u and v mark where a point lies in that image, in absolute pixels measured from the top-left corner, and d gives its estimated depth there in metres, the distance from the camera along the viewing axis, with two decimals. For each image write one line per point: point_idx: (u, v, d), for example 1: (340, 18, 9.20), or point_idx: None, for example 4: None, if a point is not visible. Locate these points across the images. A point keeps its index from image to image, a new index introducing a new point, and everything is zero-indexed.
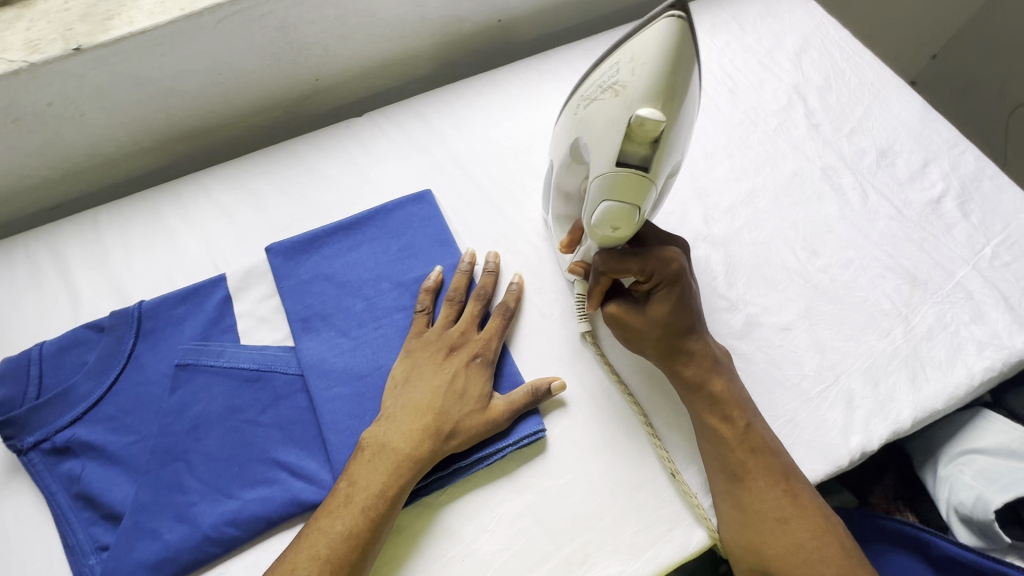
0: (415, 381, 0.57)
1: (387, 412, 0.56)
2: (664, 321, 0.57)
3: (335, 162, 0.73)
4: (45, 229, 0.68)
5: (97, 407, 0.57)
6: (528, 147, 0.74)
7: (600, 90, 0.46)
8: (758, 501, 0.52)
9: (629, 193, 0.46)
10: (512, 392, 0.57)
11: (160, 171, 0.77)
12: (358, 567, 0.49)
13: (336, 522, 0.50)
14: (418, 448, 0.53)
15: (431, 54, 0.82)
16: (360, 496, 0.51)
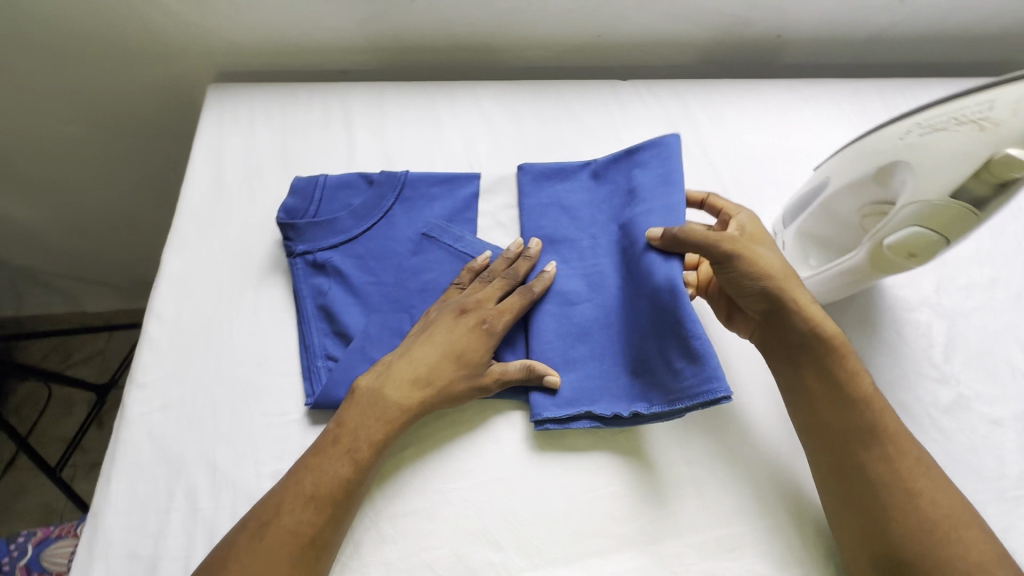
0: (433, 324, 0.59)
1: (418, 346, 0.58)
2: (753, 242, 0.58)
3: (593, 113, 0.78)
4: (341, 87, 0.78)
5: (352, 243, 0.66)
6: (776, 160, 0.75)
7: (950, 120, 0.47)
8: (885, 467, 0.52)
9: (949, 223, 0.47)
10: (511, 366, 0.59)
11: (435, 71, 0.84)
12: (338, 514, 0.51)
13: (331, 467, 0.52)
14: (454, 385, 0.57)
15: (703, 48, 0.85)
16: (392, 407, 0.55)
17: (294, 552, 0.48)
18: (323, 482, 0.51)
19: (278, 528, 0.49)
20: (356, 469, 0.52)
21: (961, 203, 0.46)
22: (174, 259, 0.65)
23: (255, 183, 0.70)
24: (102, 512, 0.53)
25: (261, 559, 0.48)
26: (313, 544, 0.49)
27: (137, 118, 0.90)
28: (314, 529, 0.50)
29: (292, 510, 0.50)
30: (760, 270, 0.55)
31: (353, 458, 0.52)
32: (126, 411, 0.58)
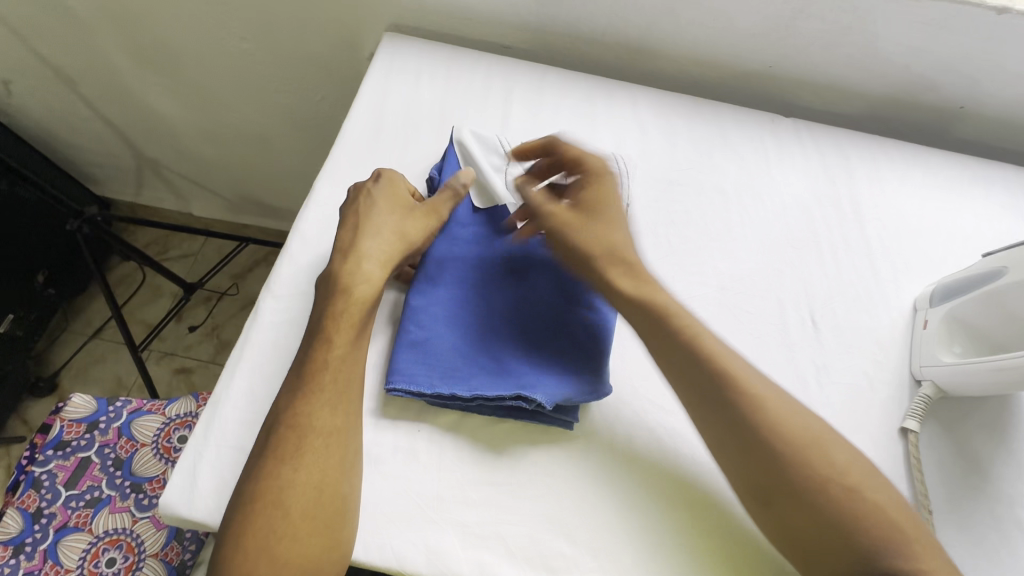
0: (375, 200, 0.63)
1: (371, 241, 0.60)
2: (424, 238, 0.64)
3: (747, 142, 0.76)
4: (505, 62, 0.80)
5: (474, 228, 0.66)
6: (931, 234, 0.71)
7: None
8: (797, 471, 0.46)
9: None
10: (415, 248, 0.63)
11: (594, 66, 0.84)
12: (340, 400, 0.53)
13: (309, 358, 0.54)
14: (383, 270, 0.59)
15: (875, 102, 0.81)
16: (363, 290, 0.58)
17: (319, 448, 0.50)
18: (317, 371, 0.53)
19: (303, 425, 0.51)
20: (347, 361, 0.55)
21: None
22: (325, 188, 0.69)
23: (410, 135, 0.73)
24: (222, 401, 0.57)
25: (291, 451, 0.50)
26: (330, 434, 0.51)
27: (303, 49, 0.95)
28: (332, 427, 0.52)
29: (286, 402, 0.52)
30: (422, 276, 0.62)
31: (333, 352, 0.54)
32: (259, 316, 0.61)
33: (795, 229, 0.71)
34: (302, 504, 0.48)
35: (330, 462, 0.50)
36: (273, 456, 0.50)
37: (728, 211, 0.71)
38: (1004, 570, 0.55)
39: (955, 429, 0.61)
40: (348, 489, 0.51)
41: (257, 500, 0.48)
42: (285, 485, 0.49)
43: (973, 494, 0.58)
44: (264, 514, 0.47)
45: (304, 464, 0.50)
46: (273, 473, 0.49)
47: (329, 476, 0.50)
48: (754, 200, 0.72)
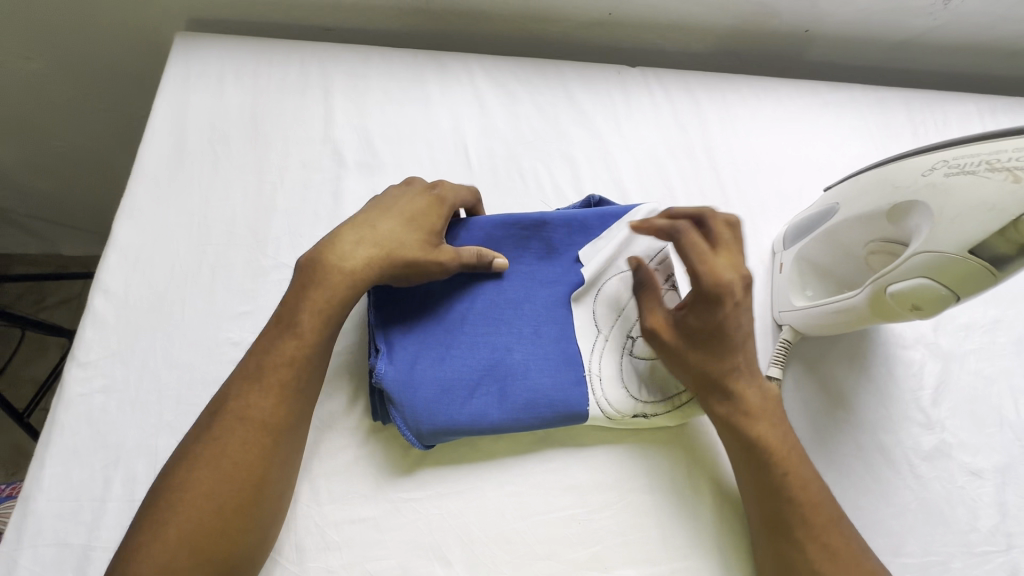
0: (395, 195, 0.57)
1: (363, 231, 0.53)
2: (374, 221, 0.54)
3: (595, 100, 0.72)
4: (322, 49, 0.71)
5: (533, 272, 0.59)
6: (785, 170, 0.70)
7: (980, 163, 0.43)
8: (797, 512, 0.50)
9: (963, 279, 0.42)
10: (398, 240, 0.53)
11: (426, 38, 0.77)
12: (261, 456, 0.46)
13: (250, 395, 0.47)
14: (355, 274, 0.51)
15: (722, 37, 0.77)
16: (327, 292, 0.50)
17: (224, 480, 0.44)
18: (251, 403, 0.47)
19: (223, 449, 0.45)
20: (282, 404, 0.47)
21: (980, 259, 0.41)
22: (125, 227, 0.60)
23: (220, 150, 0.65)
24: (30, 496, 0.50)
25: (198, 473, 0.44)
26: (243, 483, 0.45)
27: (106, 59, 0.83)
28: (243, 464, 0.45)
29: (220, 427, 0.46)
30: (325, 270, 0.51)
31: (266, 384, 0.47)
32: (64, 390, 0.54)
33: (650, 187, 0.67)
34: (188, 535, 0.42)
35: (229, 501, 0.44)
36: (182, 468, 0.44)
37: (579, 179, 0.67)
38: (869, 496, 0.57)
39: (819, 368, 0.61)
40: (245, 537, 0.44)
41: (149, 516, 0.43)
42: (181, 509, 0.43)
43: (839, 428, 0.59)
44: (156, 530, 0.42)
45: (204, 494, 0.44)
46: (172, 494, 0.44)
47: (226, 513, 0.44)
48: (606, 164, 0.68)
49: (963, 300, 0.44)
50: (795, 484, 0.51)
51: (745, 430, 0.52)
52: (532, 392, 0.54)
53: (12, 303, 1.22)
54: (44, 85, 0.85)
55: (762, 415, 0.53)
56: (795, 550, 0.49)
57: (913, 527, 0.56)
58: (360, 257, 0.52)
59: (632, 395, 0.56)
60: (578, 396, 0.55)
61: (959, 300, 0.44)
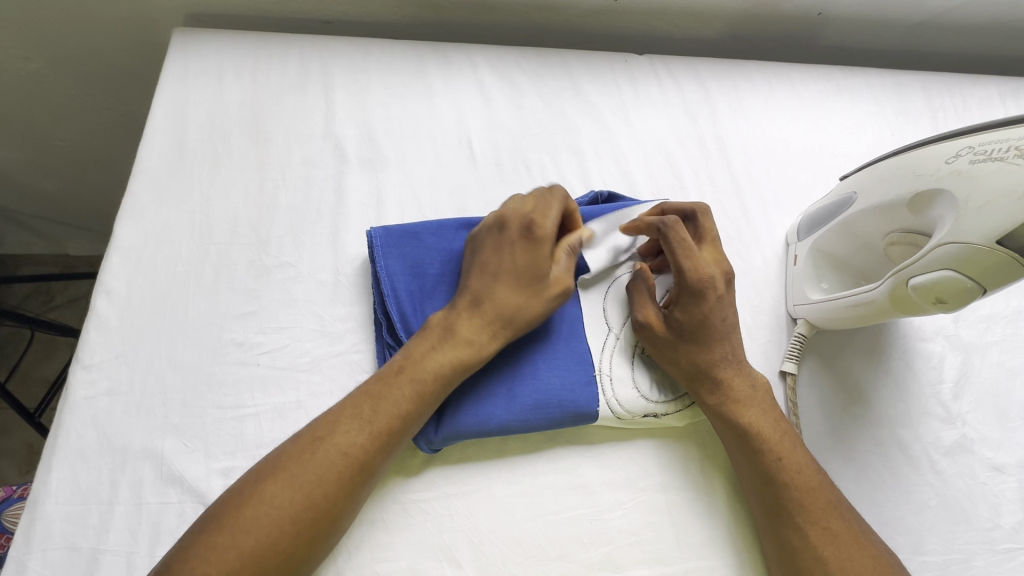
0: (499, 253, 0.53)
1: (486, 305, 0.52)
2: (489, 289, 0.52)
3: (602, 90, 0.70)
4: (322, 42, 0.70)
5: None
6: (797, 158, 0.68)
7: (1008, 149, 0.41)
8: (796, 500, 0.50)
9: (990, 271, 0.40)
10: (523, 306, 0.52)
11: (427, 29, 0.75)
12: (352, 496, 0.45)
13: (354, 436, 0.46)
14: (488, 347, 0.51)
15: (732, 22, 0.75)
16: (452, 363, 0.50)
17: (311, 506, 0.43)
18: (357, 443, 0.46)
19: (317, 476, 0.44)
20: (381, 446, 0.47)
21: (1008, 250, 0.39)
22: (127, 228, 0.60)
23: (221, 148, 0.64)
24: (39, 501, 0.50)
25: (288, 494, 0.43)
26: (323, 519, 0.44)
27: (105, 59, 0.82)
28: (332, 497, 0.44)
29: (334, 455, 0.45)
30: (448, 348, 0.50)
31: (376, 429, 0.47)
32: (68, 394, 0.53)
33: (660, 179, 0.66)
34: (260, 552, 0.41)
35: (308, 527, 0.43)
36: (272, 484, 0.43)
37: (586, 171, 0.66)
38: (888, 494, 0.55)
39: (835, 363, 0.60)
40: (308, 561, 0.44)
41: (228, 520, 0.41)
42: (261, 526, 0.41)
43: (857, 425, 0.58)
44: (234, 531, 0.41)
45: (292, 518, 0.42)
46: (255, 507, 0.42)
47: (303, 536, 0.43)
48: (613, 155, 0.66)
49: (991, 293, 0.42)
50: (790, 467, 0.51)
51: (736, 417, 0.52)
52: (541, 392, 0.53)
53: (20, 304, 1.22)
54: (43, 83, 0.84)
55: (752, 402, 0.53)
56: (795, 533, 0.49)
57: (934, 525, 0.55)
58: (485, 331, 0.51)
59: (642, 395, 0.55)
60: (588, 395, 0.53)
61: (987, 293, 0.42)
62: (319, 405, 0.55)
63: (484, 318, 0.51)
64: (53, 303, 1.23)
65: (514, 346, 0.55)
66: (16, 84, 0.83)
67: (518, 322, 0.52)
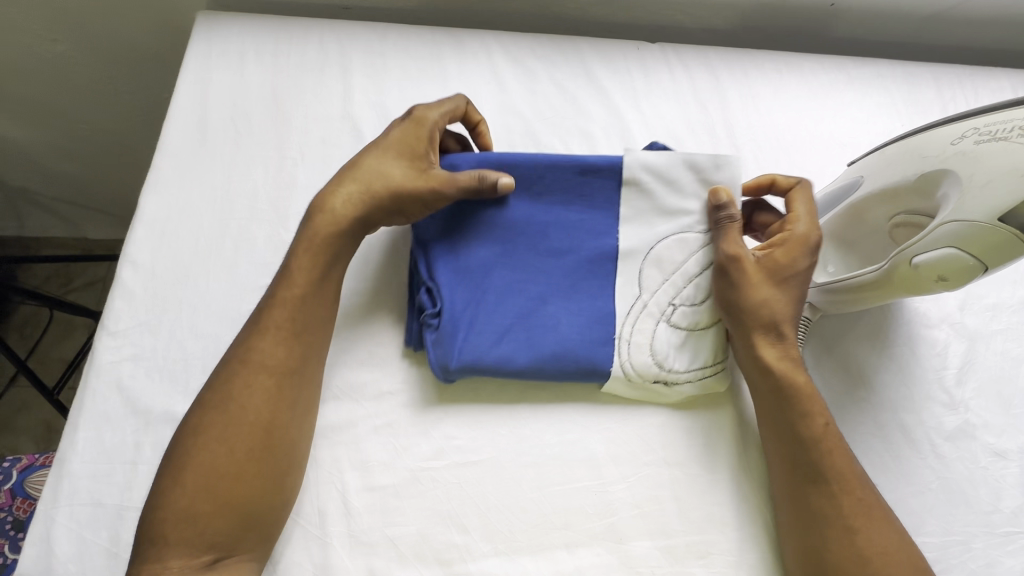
0: (380, 140, 0.58)
1: (352, 175, 0.56)
2: (360, 162, 0.57)
3: (613, 77, 0.71)
4: (340, 26, 0.71)
5: (576, 226, 0.58)
6: (806, 147, 0.69)
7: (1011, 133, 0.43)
8: (828, 466, 0.51)
9: (993, 249, 0.41)
10: (388, 180, 0.55)
11: (443, 16, 0.76)
12: (274, 401, 0.49)
13: (260, 344, 0.51)
14: (344, 210, 0.55)
15: (743, 12, 0.76)
16: (315, 232, 0.54)
17: (237, 424, 0.48)
18: (262, 355, 0.50)
19: (232, 393, 0.49)
20: (288, 349, 0.51)
21: (1011, 228, 0.40)
22: (151, 202, 0.62)
23: (242, 127, 0.66)
24: (66, 459, 0.52)
25: (211, 421, 0.48)
26: (255, 431, 0.48)
27: (129, 42, 0.84)
28: (255, 409, 0.49)
29: (237, 371, 0.50)
30: (312, 213, 0.55)
31: (268, 330, 0.51)
32: (95, 359, 0.55)
33: None
34: (206, 480, 0.46)
35: (242, 446, 0.47)
36: (196, 416, 0.49)
37: (596, 156, 0.67)
38: (890, 475, 0.56)
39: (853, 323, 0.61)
40: (265, 480, 0.48)
41: (171, 462, 0.47)
42: (200, 457, 0.47)
43: (868, 383, 0.59)
44: (174, 481, 0.46)
45: (218, 441, 0.47)
46: (190, 443, 0.48)
47: (242, 456, 0.47)
48: (623, 141, 0.68)
49: (991, 272, 0.44)
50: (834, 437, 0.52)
51: (785, 378, 0.53)
52: (560, 344, 0.55)
53: (40, 285, 1.25)
54: (69, 66, 0.87)
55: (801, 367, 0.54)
56: (824, 499, 0.50)
57: (934, 507, 0.55)
58: (349, 201, 0.55)
59: (658, 362, 0.56)
60: (602, 361, 0.55)
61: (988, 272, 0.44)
62: (334, 376, 0.56)
63: (347, 186, 0.55)
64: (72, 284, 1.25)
65: (539, 301, 0.56)
66: (44, 66, 0.86)
67: (380, 192, 0.55)
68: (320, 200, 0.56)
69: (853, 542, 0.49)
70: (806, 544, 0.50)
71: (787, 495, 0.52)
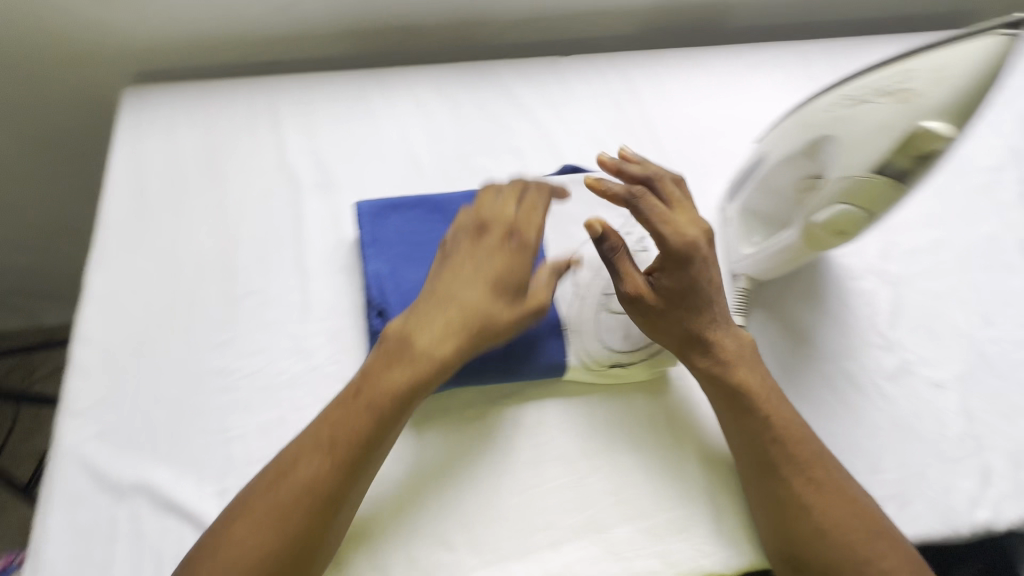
0: (472, 257, 0.56)
1: (454, 309, 0.54)
2: (445, 294, 0.55)
3: (533, 92, 0.75)
4: (266, 81, 0.74)
5: None
6: (720, 131, 0.73)
7: (873, 90, 0.46)
8: (791, 458, 0.53)
9: (876, 199, 0.47)
10: (505, 315, 0.54)
11: (364, 57, 0.80)
12: (325, 521, 0.47)
13: (311, 465, 0.48)
14: (446, 355, 0.53)
15: (643, 16, 0.81)
16: (412, 369, 0.52)
17: (282, 543, 0.46)
18: (318, 477, 0.48)
19: (278, 519, 0.46)
20: (345, 473, 0.48)
21: (886, 178, 0.45)
22: (98, 278, 0.62)
23: (180, 193, 0.67)
24: (41, 547, 0.51)
25: (251, 540, 0.46)
26: (299, 550, 0.46)
27: (58, 125, 0.85)
28: (300, 530, 0.47)
29: (285, 495, 0.47)
30: (407, 350, 0.52)
31: (335, 457, 0.48)
32: (59, 441, 0.55)
33: (596, 166, 0.71)
34: None
35: (286, 562, 0.46)
36: (225, 529, 0.46)
37: (527, 168, 0.70)
38: (842, 422, 0.60)
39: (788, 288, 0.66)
40: None
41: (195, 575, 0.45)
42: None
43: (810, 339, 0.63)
44: None
45: (255, 560, 0.45)
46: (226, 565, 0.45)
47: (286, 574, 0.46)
48: (551, 150, 0.71)
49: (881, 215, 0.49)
50: (789, 422, 0.54)
51: (728, 377, 0.55)
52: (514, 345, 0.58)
53: None
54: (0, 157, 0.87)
55: (740, 358, 0.56)
56: (783, 487, 0.52)
57: (888, 445, 0.59)
58: (432, 338, 0.53)
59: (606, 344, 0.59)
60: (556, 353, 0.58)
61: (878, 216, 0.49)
62: (302, 419, 0.57)
63: (455, 325, 0.53)
64: (32, 375, 1.22)
65: None
66: None
67: (488, 323, 0.54)
68: (395, 331, 0.53)
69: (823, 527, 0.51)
70: (784, 536, 0.52)
71: (757, 491, 0.54)
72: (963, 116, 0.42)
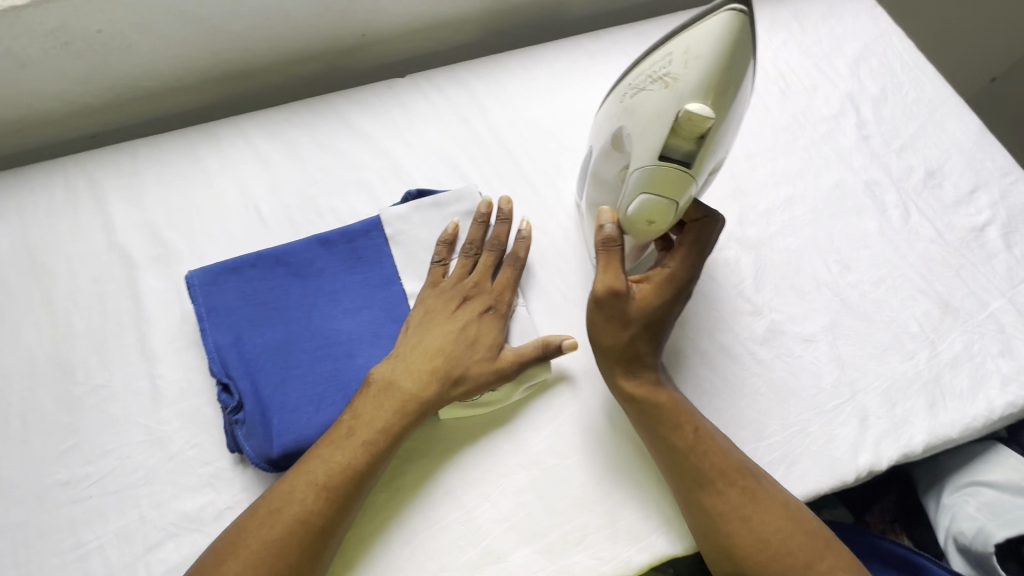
0: (454, 316, 0.57)
1: (432, 359, 0.55)
2: (423, 346, 0.56)
3: (373, 120, 0.72)
4: (85, 156, 0.69)
5: (365, 281, 0.61)
6: (568, 127, 0.73)
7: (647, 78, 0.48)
8: (717, 469, 0.52)
9: (671, 184, 0.48)
10: (479, 363, 0.56)
11: (199, 110, 0.77)
12: (316, 552, 0.48)
13: (302, 495, 0.49)
14: (426, 397, 0.54)
15: (477, 23, 0.80)
16: (396, 407, 0.53)
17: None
18: (308, 509, 0.49)
19: (265, 552, 0.47)
20: (331, 504, 0.49)
21: (672, 162, 0.47)
22: None
23: (0, 295, 0.62)
24: None
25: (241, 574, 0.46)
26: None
27: None
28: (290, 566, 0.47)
29: (279, 525, 0.48)
30: (394, 395, 0.53)
31: (314, 485, 0.50)
32: None
33: (447, 184, 0.69)
34: None
35: None
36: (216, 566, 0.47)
37: (377, 199, 0.68)
38: (722, 395, 0.60)
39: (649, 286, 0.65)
40: None
41: None
42: None
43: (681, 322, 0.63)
44: None
45: None
46: None
47: None
48: (399, 177, 0.69)
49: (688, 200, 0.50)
50: (706, 438, 0.54)
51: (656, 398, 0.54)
52: None
53: None
54: None
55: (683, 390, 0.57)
56: (716, 498, 0.52)
57: (768, 409, 0.60)
58: (432, 381, 0.54)
59: None
60: None
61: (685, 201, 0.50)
62: (164, 514, 0.53)
63: (430, 377, 0.55)
64: None
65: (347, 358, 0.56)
66: None
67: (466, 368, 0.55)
68: (382, 376, 0.54)
69: (754, 532, 0.50)
70: (715, 548, 0.51)
71: (687, 505, 0.53)
72: (719, 93, 0.44)
